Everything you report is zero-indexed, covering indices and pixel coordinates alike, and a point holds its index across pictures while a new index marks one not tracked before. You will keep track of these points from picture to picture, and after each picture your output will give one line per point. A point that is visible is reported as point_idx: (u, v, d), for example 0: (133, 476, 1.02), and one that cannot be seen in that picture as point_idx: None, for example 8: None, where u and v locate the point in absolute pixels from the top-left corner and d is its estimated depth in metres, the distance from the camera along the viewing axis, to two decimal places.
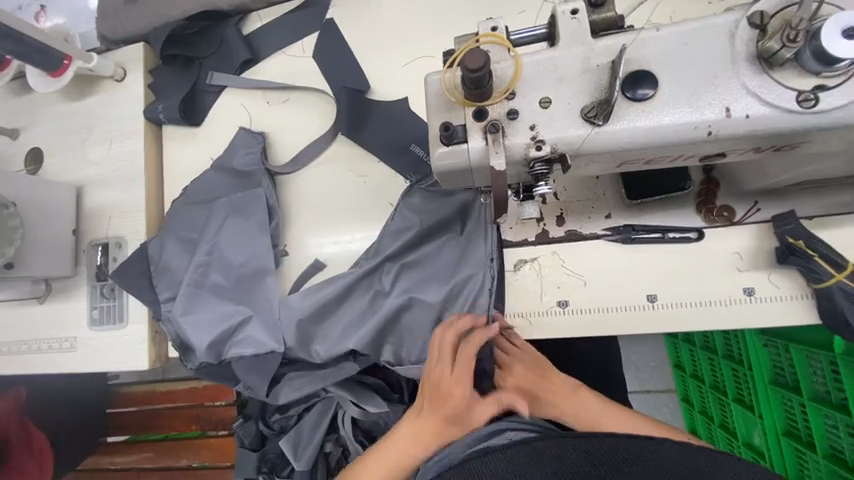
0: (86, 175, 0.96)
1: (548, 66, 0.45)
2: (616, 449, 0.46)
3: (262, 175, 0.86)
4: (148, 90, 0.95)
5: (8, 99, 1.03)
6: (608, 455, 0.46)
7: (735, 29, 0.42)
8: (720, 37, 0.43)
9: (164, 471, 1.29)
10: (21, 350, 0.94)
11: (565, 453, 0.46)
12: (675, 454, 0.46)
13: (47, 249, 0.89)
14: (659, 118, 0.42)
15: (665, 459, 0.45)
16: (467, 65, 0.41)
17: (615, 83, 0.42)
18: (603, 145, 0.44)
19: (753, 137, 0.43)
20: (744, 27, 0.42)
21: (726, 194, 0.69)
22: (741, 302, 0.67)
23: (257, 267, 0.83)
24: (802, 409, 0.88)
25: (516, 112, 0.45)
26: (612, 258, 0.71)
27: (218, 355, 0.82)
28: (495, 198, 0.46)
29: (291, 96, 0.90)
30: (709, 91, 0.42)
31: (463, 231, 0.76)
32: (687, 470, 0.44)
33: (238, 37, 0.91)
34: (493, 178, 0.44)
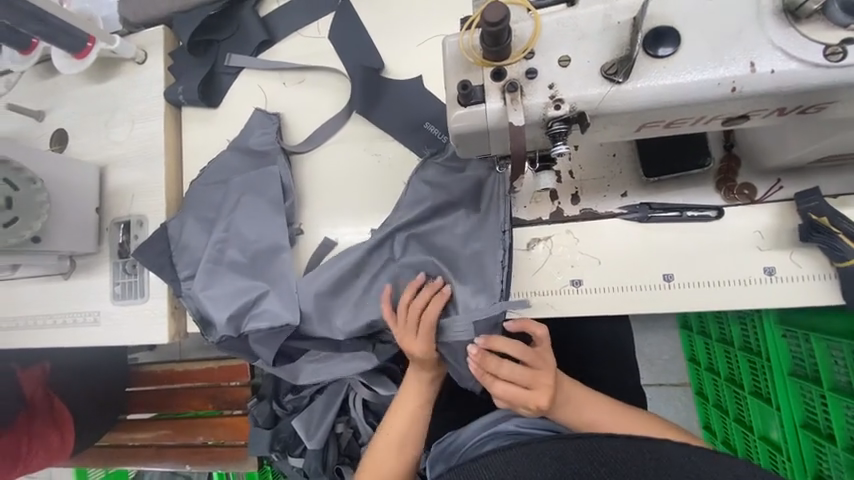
0: (108, 155, 0.98)
1: (567, 24, 0.44)
2: (616, 450, 0.46)
3: (277, 154, 0.87)
4: (168, 72, 0.97)
5: (34, 82, 1.06)
6: (609, 455, 0.45)
7: None
8: None
9: (180, 448, 1.32)
10: (47, 324, 0.98)
11: (564, 454, 0.46)
12: (677, 454, 0.45)
13: (72, 225, 0.92)
14: (681, 76, 0.42)
15: (666, 459, 0.45)
16: (487, 18, 0.41)
17: (638, 38, 0.41)
18: (622, 104, 0.43)
19: (776, 96, 0.42)
20: None
21: (746, 171, 0.68)
22: (761, 282, 0.66)
23: (273, 243, 0.84)
24: (822, 400, 0.86)
25: (535, 71, 0.44)
26: (627, 236, 0.71)
27: (236, 329, 0.83)
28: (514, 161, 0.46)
29: (307, 77, 0.91)
30: (733, 47, 0.41)
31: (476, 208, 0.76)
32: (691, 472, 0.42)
33: (255, 18, 0.92)
34: (513, 135, 0.44)
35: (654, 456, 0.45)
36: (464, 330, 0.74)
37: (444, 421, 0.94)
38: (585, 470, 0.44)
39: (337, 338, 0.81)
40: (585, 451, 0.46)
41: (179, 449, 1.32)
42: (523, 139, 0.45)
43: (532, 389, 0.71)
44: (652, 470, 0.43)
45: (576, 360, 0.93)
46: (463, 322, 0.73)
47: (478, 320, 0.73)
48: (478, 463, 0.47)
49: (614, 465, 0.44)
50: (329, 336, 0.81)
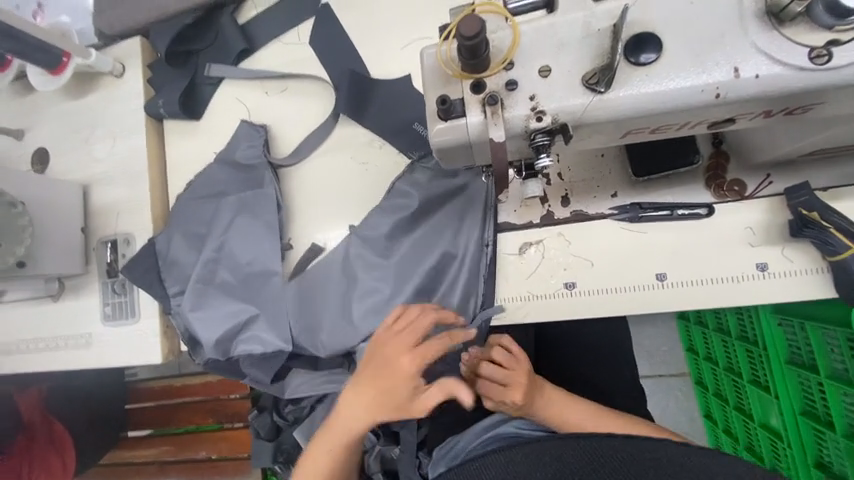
0: (92, 173, 0.96)
1: (547, 33, 0.43)
2: (615, 450, 0.46)
3: (264, 168, 0.86)
4: (148, 85, 0.95)
5: (11, 101, 1.03)
6: (609, 456, 0.45)
7: None
8: None
9: (183, 463, 1.32)
10: (38, 348, 0.96)
11: (564, 454, 0.46)
12: (676, 453, 0.45)
13: (58, 247, 0.90)
14: (664, 83, 0.41)
15: (666, 457, 0.44)
16: (463, 31, 0.40)
17: (618, 47, 0.40)
18: (606, 113, 0.42)
19: (763, 99, 0.41)
20: None
21: (735, 167, 0.67)
22: (754, 278, 0.66)
23: (263, 265, 0.83)
24: (819, 388, 0.87)
25: (515, 82, 0.43)
26: (619, 237, 0.70)
27: (224, 352, 0.82)
28: (498, 173, 0.45)
29: (289, 85, 0.90)
30: (717, 52, 0.40)
31: (465, 221, 0.75)
32: (690, 472, 0.42)
33: (233, 27, 0.90)
34: (495, 151, 0.44)
35: (654, 455, 0.45)
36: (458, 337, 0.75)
37: (443, 427, 0.93)
38: (584, 470, 0.44)
39: (319, 353, 0.80)
40: (586, 451, 0.46)
41: (182, 464, 1.32)
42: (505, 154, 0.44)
43: (510, 386, 0.69)
44: (651, 469, 0.43)
45: (572, 359, 0.93)
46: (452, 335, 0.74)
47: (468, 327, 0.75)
48: (479, 462, 0.47)
49: (614, 465, 0.44)
50: (312, 351, 0.80)
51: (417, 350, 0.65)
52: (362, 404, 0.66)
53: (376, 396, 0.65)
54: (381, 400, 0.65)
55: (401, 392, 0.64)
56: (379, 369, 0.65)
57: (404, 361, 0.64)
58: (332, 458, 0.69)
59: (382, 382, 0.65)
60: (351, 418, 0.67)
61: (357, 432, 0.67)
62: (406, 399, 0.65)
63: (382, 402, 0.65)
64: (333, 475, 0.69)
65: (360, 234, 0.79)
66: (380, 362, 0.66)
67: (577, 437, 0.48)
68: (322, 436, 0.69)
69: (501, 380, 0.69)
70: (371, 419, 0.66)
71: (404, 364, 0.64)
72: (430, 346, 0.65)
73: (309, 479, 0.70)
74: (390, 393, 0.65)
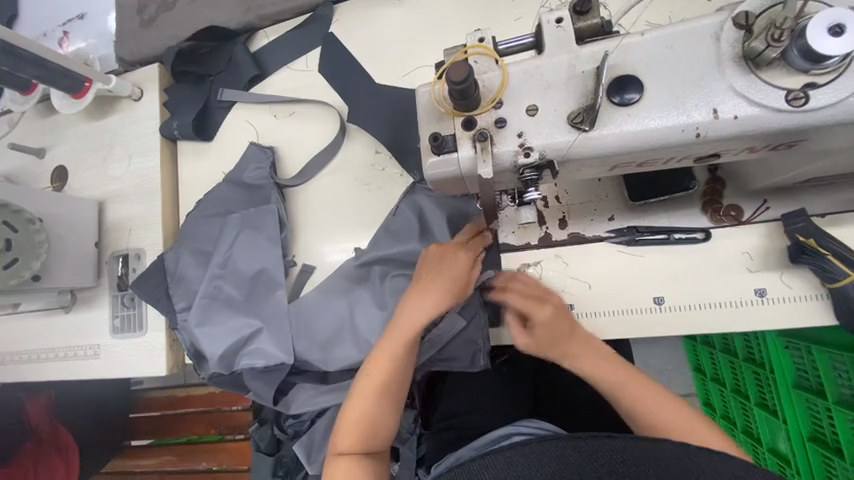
0: (107, 190, 1.01)
1: (534, 75, 0.46)
2: (615, 449, 0.45)
3: (271, 188, 0.89)
4: (164, 107, 1.00)
5: (34, 120, 1.09)
6: (608, 456, 0.44)
7: (720, 31, 0.42)
8: (705, 40, 0.43)
9: (185, 474, 1.33)
10: (48, 357, 0.99)
11: (564, 454, 0.45)
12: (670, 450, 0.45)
13: (71, 261, 0.93)
14: (645, 122, 0.43)
15: (663, 459, 0.44)
16: (451, 76, 0.42)
17: (600, 88, 0.42)
18: (591, 150, 0.44)
19: (745, 138, 0.42)
20: (730, 27, 0.42)
21: (733, 193, 0.68)
22: (752, 303, 0.66)
23: (268, 279, 0.85)
24: (828, 413, 0.85)
25: (504, 120, 0.46)
26: (616, 261, 0.70)
27: (228, 367, 0.83)
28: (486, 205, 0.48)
29: (297, 109, 0.93)
30: (696, 94, 0.42)
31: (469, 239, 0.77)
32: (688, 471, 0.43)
33: (245, 54, 0.94)
34: (482, 185, 0.46)
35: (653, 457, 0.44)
36: (458, 321, 0.73)
37: (443, 445, 0.93)
38: (584, 471, 0.44)
39: (326, 368, 0.81)
40: (585, 450, 0.45)
41: (183, 475, 1.33)
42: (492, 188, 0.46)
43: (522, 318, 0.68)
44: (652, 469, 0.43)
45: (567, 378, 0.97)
46: (454, 319, 0.73)
47: (465, 311, 0.73)
48: (477, 462, 0.45)
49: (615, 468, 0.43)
50: (319, 366, 0.81)
51: (471, 252, 0.69)
52: (413, 295, 0.67)
53: (432, 283, 0.66)
54: (436, 290, 0.65)
55: (451, 277, 0.66)
56: (432, 266, 0.68)
57: (454, 258, 0.68)
58: (387, 366, 0.65)
59: (439, 273, 0.66)
60: (403, 314, 0.66)
61: (414, 327, 0.65)
62: (455, 288, 0.66)
63: (438, 288, 0.65)
64: (390, 390, 0.65)
65: (362, 255, 0.80)
66: (436, 259, 0.68)
67: (576, 436, 0.46)
68: (377, 349, 0.66)
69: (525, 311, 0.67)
70: (428, 307, 0.65)
71: (451, 254, 0.68)
72: (476, 245, 0.71)
73: (366, 403, 0.64)
74: (441, 279, 0.66)
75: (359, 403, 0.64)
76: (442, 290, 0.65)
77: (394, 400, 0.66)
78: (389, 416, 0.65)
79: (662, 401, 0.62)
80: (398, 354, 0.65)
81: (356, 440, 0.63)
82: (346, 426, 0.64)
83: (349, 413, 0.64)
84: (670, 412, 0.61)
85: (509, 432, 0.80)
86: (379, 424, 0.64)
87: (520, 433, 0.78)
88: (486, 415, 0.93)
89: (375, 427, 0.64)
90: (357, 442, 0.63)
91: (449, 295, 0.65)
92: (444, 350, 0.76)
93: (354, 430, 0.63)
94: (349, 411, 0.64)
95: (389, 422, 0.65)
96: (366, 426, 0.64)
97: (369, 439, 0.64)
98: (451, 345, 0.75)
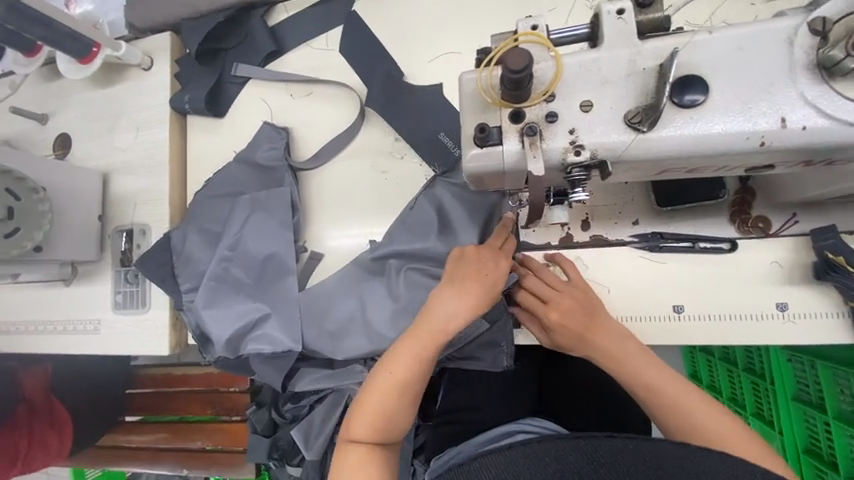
0: (112, 162, 0.97)
1: (591, 68, 0.44)
2: (616, 450, 0.39)
3: (285, 171, 0.86)
4: (175, 79, 0.96)
5: (38, 84, 1.05)
6: (609, 454, 0.39)
7: (794, 36, 0.41)
8: (779, 43, 0.42)
9: (177, 452, 1.32)
10: (46, 330, 0.97)
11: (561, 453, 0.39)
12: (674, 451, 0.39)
13: (73, 233, 0.91)
14: (710, 125, 0.42)
15: (668, 458, 0.39)
16: (509, 64, 0.40)
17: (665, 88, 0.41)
18: (647, 153, 0.43)
19: (804, 150, 0.42)
20: (804, 33, 0.41)
21: (763, 204, 0.66)
22: (773, 317, 0.65)
23: (279, 264, 0.83)
24: (825, 427, 0.86)
25: (555, 114, 0.44)
26: (637, 267, 0.69)
27: (235, 351, 0.82)
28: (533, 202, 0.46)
29: (315, 90, 0.90)
30: (763, 101, 0.41)
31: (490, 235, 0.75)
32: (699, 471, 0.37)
33: (263, 28, 0.91)
34: (532, 183, 0.45)
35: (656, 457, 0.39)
36: (481, 324, 0.70)
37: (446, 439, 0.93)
38: (584, 471, 0.38)
39: (335, 357, 0.79)
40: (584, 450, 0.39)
41: (177, 452, 1.32)
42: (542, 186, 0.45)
43: (547, 304, 0.66)
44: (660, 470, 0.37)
45: (568, 378, 0.98)
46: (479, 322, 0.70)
47: (491, 314, 0.70)
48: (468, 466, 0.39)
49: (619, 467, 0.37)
50: (328, 355, 0.79)
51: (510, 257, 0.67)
52: (446, 289, 0.64)
53: (471, 282, 0.63)
54: (474, 289, 0.63)
55: (491, 277, 0.64)
56: (470, 263, 0.65)
57: (494, 259, 0.66)
58: (413, 362, 0.62)
59: (480, 271, 0.64)
60: (430, 308, 0.63)
61: (446, 323, 0.62)
62: (493, 288, 0.64)
63: (478, 287, 0.63)
64: (413, 384, 0.62)
65: (377, 247, 0.79)
66: (475, 256, 0.66)
67: (575, 436, 0.41)
68: (401, 342, 0.63)
69: (544, 297, 0.67)
70: (466, 304, 0.62)
71: (490, 258, 0.66)
72: (512, 248, 0.69)
73: (388, 395, 0.61)
74: (481, 279, 0.64)
75: (380, 393, 0.61)
76: (483, 290, 0.63)
77: (415, 396, 0.62)
78: (406, 410, 0.62)
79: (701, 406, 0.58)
80: (425, 347, 0.62)
81: (374, 430, 0.61)
82: (365, 416, 0.61)
83: (369, 403, 0.61)
84: (706, 416, 0.57)
85: (510, 430, 0.80)
86: (397, 417, 0.62)
87: (522, 431, 0.79)
88: (490, 409, 0.93)
89: (393, 419, 0.61)
90: (374, 433, 0.61)
91: (487, 295, 0.63)
92: (466, 349, 0.75)
93: (373, 420, 0.61)
94: (369, 402, 0.61)
95: (406, 416, 0.62)
96: (384, 417, 0.61)
97: (387, 431, 0.61)
98: (474, 345, 0.74)
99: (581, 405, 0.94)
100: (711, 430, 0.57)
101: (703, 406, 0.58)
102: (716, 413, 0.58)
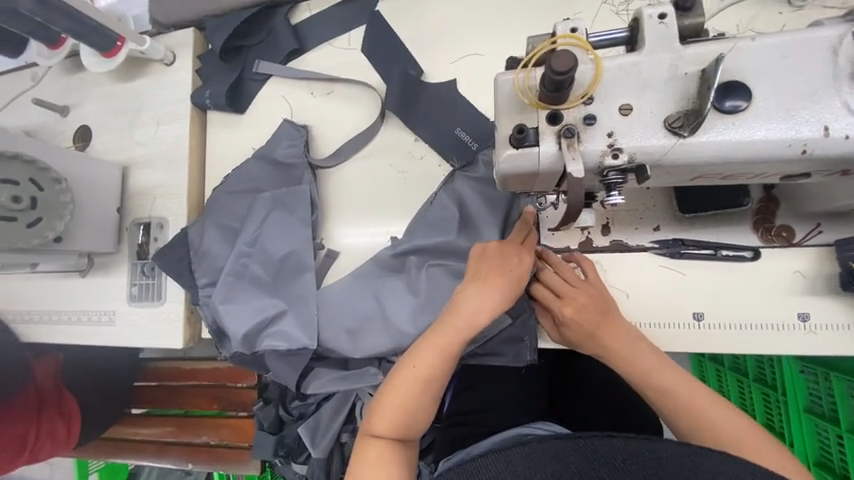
0: (131, 155, 0.98)
1: (631, 72, 0.44)
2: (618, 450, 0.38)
3: (304, 168, 0.86)
4: (196, 75, 0.97)
5: (60, 76, 1.06)
6: (610, 454, 0.38)
7: (838, 44, 0.41)
8: (823, 52, 0.42)
9: (181, 446, 1.32)
10: (61, 320, 0.98)
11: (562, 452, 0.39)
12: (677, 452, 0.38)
13: (93, 225, 0.91)
14: (754, 130, 0.42)
15: (671, 458, 0.38)
16: (553, 66, 0.40)
17: (709, 93, 0.41)
18: (685, 158, 0.44)
19: (841, 159, 0.42)
20: (849, 42, 0.41)
21: (787, 213, 0.66)
22: (794, 328, 0.65)
23: (297, 261, 0.83)
24: (838, 441, 0.85)
25: (593, 117, 0.45)
26: (658, 273, 0.69)
27: (251, 347, 0.82)
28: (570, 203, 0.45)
29: (336, 88, 0.90)
30: (806, 109, 0.41)
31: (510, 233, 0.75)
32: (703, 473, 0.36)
33: (286, 26, 0.91)
34: (570, 184, 0.44)
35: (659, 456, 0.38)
36: (503, 319, 0.72)
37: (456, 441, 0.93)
38: (584, 471, 0.37)
39: (352, 355, 0.79)
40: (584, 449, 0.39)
41: (181, 447, 1.32)
42: (582, 187, 0.44)
43: (562, 299, 0.66)
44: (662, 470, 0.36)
45: (580, 383, 0.98)
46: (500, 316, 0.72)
47: (514, 310, 0.72)
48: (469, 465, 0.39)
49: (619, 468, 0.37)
50: (346, 352, 0.80)
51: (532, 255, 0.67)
52: (471, 287, 0.64)
53: (495, 280, 0.63)
54: (498, 287, 0.63)
55: (513, 275, 0.64)
56: (493, 262, 0.65)
57: (517, 257, 0.65)
58: (437, 360, 0.62)
59: (503, 269, 0.64)
60: (454, 306, 0.64)
61: (471, 320, 0.62)
62: (516, 287, 0.64)
63: (502, 286, 0.63)
64: (436, 381, 0.62)
65: (398, 244, 0.79)
66: (498, 254, 0.66)
67: (576, 435, 0.40)
68: (423, 338, 0.63)
69: (560, 292, 0.66)
70: (490, 302, 0.62)
71: (513, 255, 0.66)
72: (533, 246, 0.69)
73: (409, 390, 0.61)
74: (505, 278, 0.64)
75: (401, 388, 0.61)
76: (507, 289, 0.63)
77: (437, 392, 0.63)
78: (427, 406, 0.62)
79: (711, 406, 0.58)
80: (449, 344, 0.62)
81: (393, 425, 0.61)
82: (385, 410, 0.61)
83: (389, 398, 0.61)
84: (718, 417, 0.57)
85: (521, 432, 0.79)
86: (417, 413, 0.62)
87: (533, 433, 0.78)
88: (502, 410, 0.92)
89: (414, 414, 0.61)
90: (393, 428, 0.61)
91: (510, 293, 0.63)
92: (488, 344, 0.74)
93: (393, 415, 0.61)
94: (389, 396, 0.61)
95: (426, 413, 0.62)
96: (403, 413, 0.61)
97: (407, 427, 0.61)
98: (496, 340, 0.73)
99: (592, 411, 0.94)
100: (722, 431, 0.56)
101: (714, 407, 0.57)
102: (726, 412, 0.57)
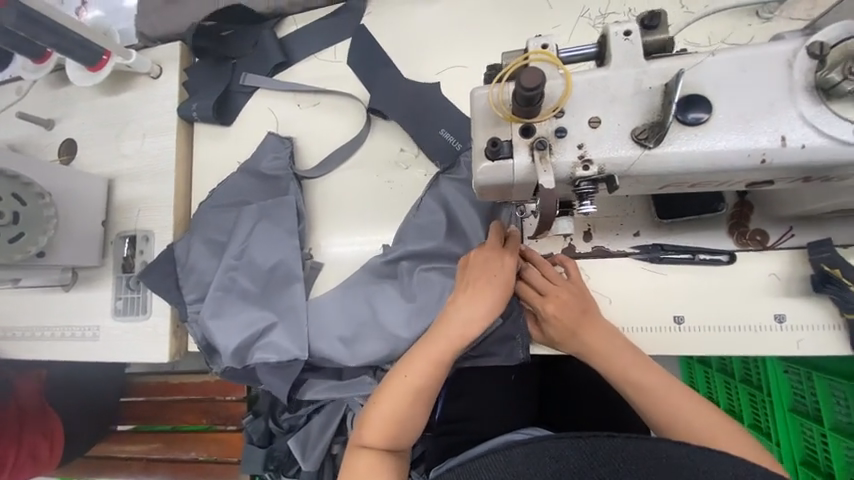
0: (117, 168, 0.98)
1: (600, 86, 0.46)
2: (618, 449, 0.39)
3: (290, 179, 0.87)
4: (182, 88, 0.97)
5: (45, 90, 1.05)
6: (610, 454, 0.38)
7: (793, 58, 0.44)
8: (778, 66, 0.44)
9: (168, 462, 1.29)
10: (43, 336, 0.96)
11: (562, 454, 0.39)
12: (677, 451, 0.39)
13: (77, 239, 0.90)
14: (717, 140, 0.44)
15: (667, 457, 0.38)
16: (523, 83, 0.42)
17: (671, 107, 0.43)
18: (653, 168, 0.45)
19: (801, 167, 0.44)
20: (802, 56, 0.43)
21: (759, 217, 0.68)
22: (772, 330, 0.66)
23: (286, 271, 0.83)
24: (822, 440, 0.86)
25: (564, 130, 0.46)
26: (639, 277, 0.71)
27: (241, 361, 0.81)
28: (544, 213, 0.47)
29: (322, 100, 0.92)
30: (764, 120, 0.43)
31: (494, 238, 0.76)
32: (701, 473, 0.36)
33: (272, 40, 0.93)
34: (543, 195, 0.46)
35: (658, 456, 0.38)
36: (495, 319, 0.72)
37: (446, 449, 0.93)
38: (582, 471, 0.38)
39: (347, 363, 0.78)
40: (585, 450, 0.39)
41: (168, 463, 1.29)
42: (554, 198, 0.46)
43: (545, 297, 0.67)
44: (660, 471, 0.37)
45: (569, 388, 0.99)
46: None
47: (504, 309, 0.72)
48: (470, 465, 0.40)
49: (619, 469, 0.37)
50: (339, 360, 0.79)
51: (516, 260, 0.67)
52: (459, 298, 0.65)
53: (481, 289, 0.65)
54: (484, 296, 0.64)
55: (499, 283, 0.65)
56: (478, 271, 0.66)
57: (502, 264, 0.66)
58: (428, 371, 0.62)
59: (489, 277, 0.65)
60: (444, 317, 0.64)
61: (460, 330, 0.63)
62: (503, 294, 0.65)
63: (489, 294, 0.64)
64: (428, 391, 0.62)
65: (389, 252, 0.80)
66: (482, 263, 0.67)
67: (575, 435, 0.40)
68: (414, 350, 0.64)
69: (543, 291, 0.67)
70: (478, 312, 0.63)
71: (497, 262, 0.66)
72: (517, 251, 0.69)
73: (401, 401, 0.62)
74: (491, 286, 0.65)
75: (392, 399, 0.62)
76: (494, 297, 0.64)
77: (430, 402, 0.63)
78: (418, 415, 0.62)
79: (685, 404, 0.59)
80: (440, 355, 0.63)
81: (385, 435, 0.61)
82: (376, 420, 0.61)
83: (380, 408, 0.62)
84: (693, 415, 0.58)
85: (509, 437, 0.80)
86: (409, 423, 0.62)
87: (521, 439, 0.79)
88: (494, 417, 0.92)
89: (406, 424, 0.62)
90: (384, 438, 0.61)
91: (497, 301, 0.64)
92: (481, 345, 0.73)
93: (384, 424, 0.61)
94: (380, 406, 0.62)
95: (418, 422, 0.63)
96: (394, 422, 0.61)
97: (399, 437, 0.62)
98: (489, 341, 0.73)
99: (583, 416, 0.95)
100: (694, 429, 0.57)
101: (690, 404, 0.59)
102: (700, 412, 0.58)
